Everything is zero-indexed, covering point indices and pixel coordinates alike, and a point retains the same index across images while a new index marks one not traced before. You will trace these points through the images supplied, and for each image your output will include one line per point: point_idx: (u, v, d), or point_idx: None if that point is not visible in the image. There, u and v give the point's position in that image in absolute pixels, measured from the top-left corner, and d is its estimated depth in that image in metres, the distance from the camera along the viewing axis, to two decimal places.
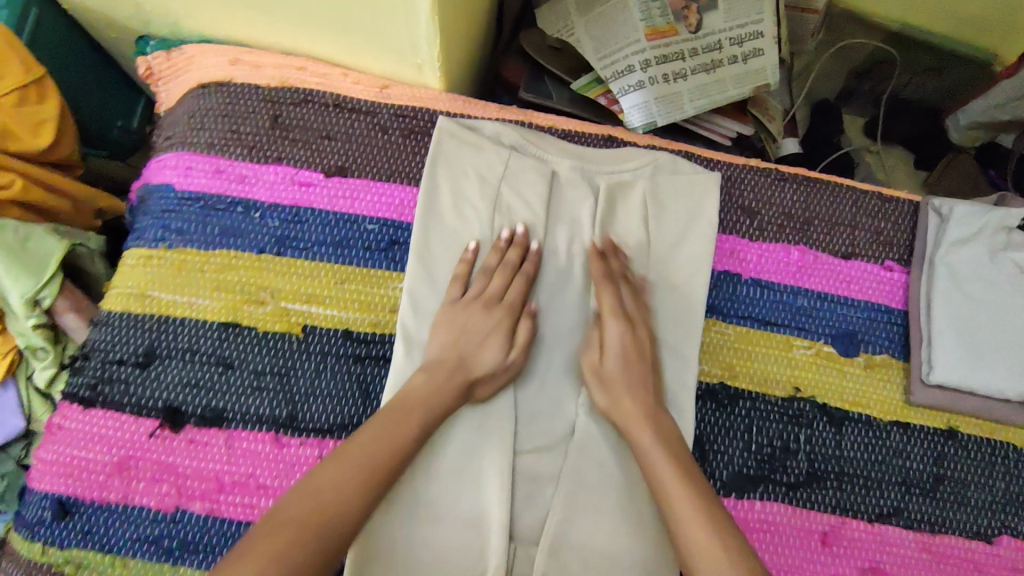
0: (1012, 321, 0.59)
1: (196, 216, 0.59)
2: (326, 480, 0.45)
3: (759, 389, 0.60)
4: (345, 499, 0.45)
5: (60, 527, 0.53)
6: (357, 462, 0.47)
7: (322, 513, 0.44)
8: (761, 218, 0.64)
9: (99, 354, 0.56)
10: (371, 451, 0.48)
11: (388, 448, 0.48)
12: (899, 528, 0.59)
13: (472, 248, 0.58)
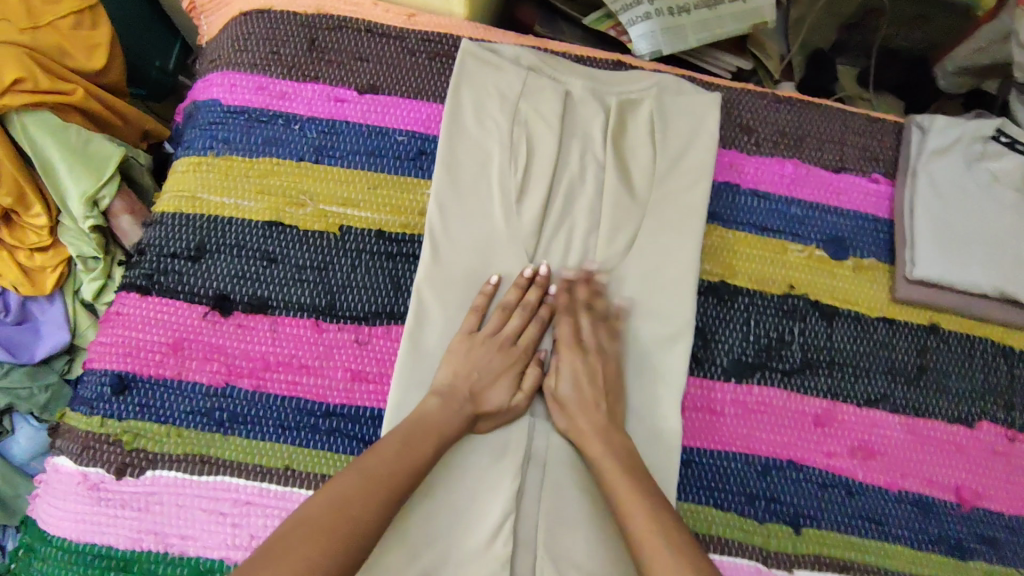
0: (986, 222, 0.65)
1: (241, 127, 0.65)
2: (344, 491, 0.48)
3: (756, 287, 0.66)
4: (361, 509, 0.48)
5: (118, 401, 0.58)
6: (371, 473, 0.50)
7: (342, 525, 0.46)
8: (758, 135, 0.69)
9: (154, 249, 0.61)
10: (385, 470, 0.51)
11: (403, 460, 0.52)
12: (885, 412, 0.64)
13: (494, 282, 0.61)
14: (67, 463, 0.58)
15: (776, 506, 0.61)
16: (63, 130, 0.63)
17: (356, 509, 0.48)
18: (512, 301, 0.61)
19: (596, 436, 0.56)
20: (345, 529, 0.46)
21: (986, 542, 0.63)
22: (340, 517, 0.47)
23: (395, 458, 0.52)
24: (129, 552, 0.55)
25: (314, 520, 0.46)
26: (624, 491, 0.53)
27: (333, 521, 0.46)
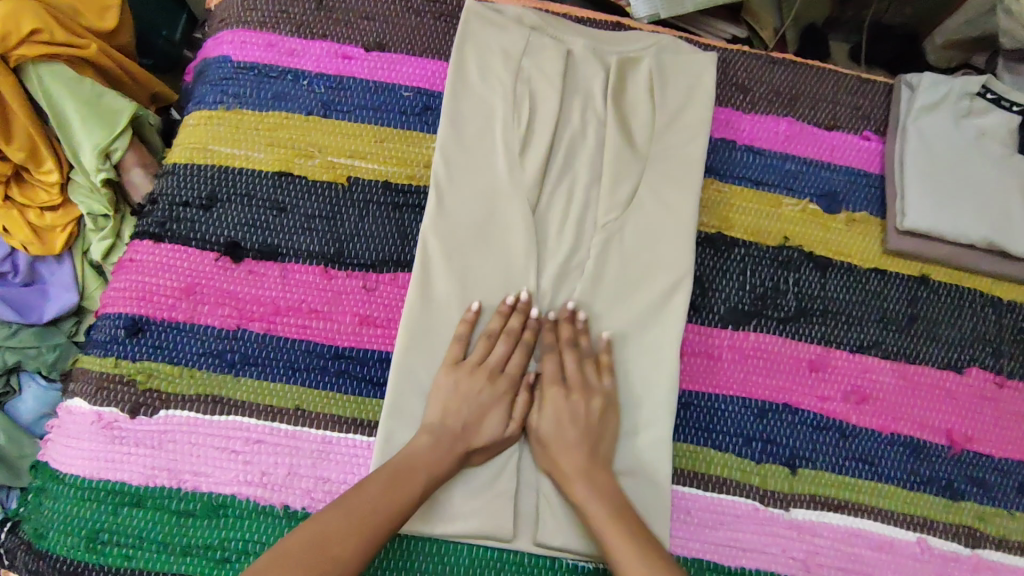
0: (973, 175, 0.67)
1: (251, 83, 0.66)
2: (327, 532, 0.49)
3: (752, 238, 0.68)
4: (348, 550, 0.48)
5: (133, 343, 0.60)
6: (354, 510, 0.50)
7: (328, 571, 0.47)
8: (753, 94, 0.72)
9: (167, 199, 0.63)
10: (370, 504, 0.51)
11: (392, 494, 0.52)
12: (878, 358, 0.66)
13: (476, 309, 0.60)
14: (80, 403, 0.59)
15: (771, 447, 0.63)
16: (78, 82, 0.65)
17: (343, 553, 0.48)
18: (496, 330, 0.60)
19: (571, 475, 0.56)
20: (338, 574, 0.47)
21: (976, 483, 0.65)
22: (326, 564, 0.47)
23: (384, 494, 0.52)
24: (142, 487, 0.57)
25: (293, 560, 0.47)
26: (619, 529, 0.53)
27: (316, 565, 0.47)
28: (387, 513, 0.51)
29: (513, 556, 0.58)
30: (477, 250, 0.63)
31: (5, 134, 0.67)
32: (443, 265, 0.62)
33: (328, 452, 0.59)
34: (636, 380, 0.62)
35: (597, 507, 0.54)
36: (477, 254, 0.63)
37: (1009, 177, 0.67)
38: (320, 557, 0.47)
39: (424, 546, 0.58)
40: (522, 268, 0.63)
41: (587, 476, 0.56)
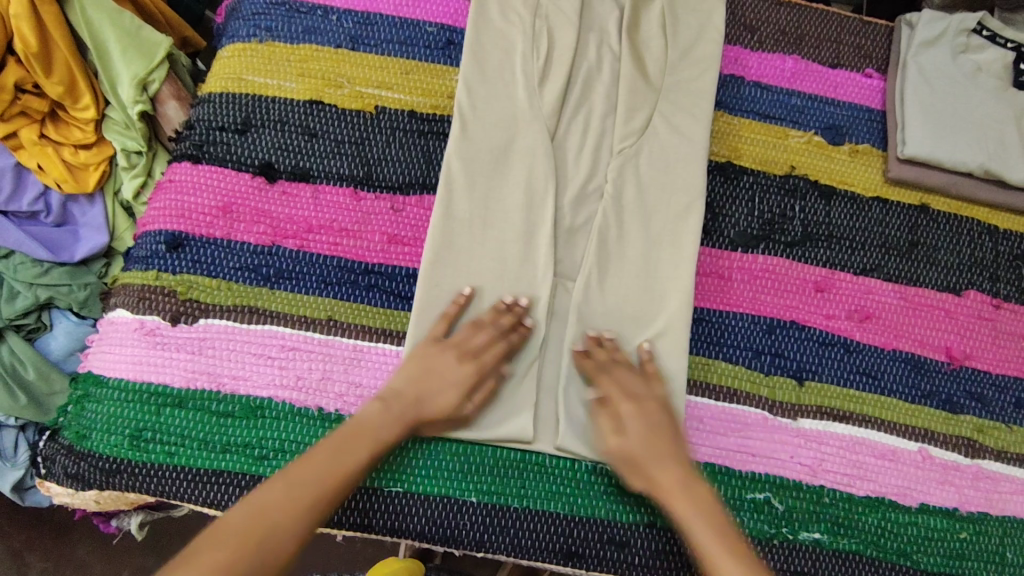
0: (970, 106, 0.70)
1: (282, 17, 0.70)
2: (264, 504, 0.49)
3: (760, 167, 0.71)
4: (296, 515, 0.50)
5: (173, 256, 0.63)
6: (300, 482, 0.51)
7: (261, 538, 0.48)
8: (761, 33, 0.75)
9: (203, 124, 0.66)
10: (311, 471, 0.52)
11: (338, 457, 0.53)
12: (881, 280, 0.69)
13: (466, 295, 0.61)
14: (123, 313, 0.62)
15: (779, 361, 0.66)
16: (118, 14, 0.70)
17: (279, 510, 0.49)
18: (486, 320, 0.61)
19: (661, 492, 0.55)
20: (281, 543, 0.49)
21: (975, 398, 0.68)
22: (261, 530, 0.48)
23: (328, 463, 0.53)
24: (184, 389, 0.60)
25: (227, 531, 0.48)
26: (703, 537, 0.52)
27: (252, 533, 0.48)
28: (330, 481, 0.52)
29: (534, 458, 0.61)
30: (498, 176, 0.66)
31: (46, 66, 0.69)
32: (467, 188, 0.65)
33: (360, 358, 0.62)
34: (649, 302, 0.64)
35: (705, 529, 0.53)
36: (498, 178, 0.66)
37: (1005, 109, 0.71)
38: (256, 520, 0.49)
39: (450, 449, 0.60)
40: (544, 189, 0.65)
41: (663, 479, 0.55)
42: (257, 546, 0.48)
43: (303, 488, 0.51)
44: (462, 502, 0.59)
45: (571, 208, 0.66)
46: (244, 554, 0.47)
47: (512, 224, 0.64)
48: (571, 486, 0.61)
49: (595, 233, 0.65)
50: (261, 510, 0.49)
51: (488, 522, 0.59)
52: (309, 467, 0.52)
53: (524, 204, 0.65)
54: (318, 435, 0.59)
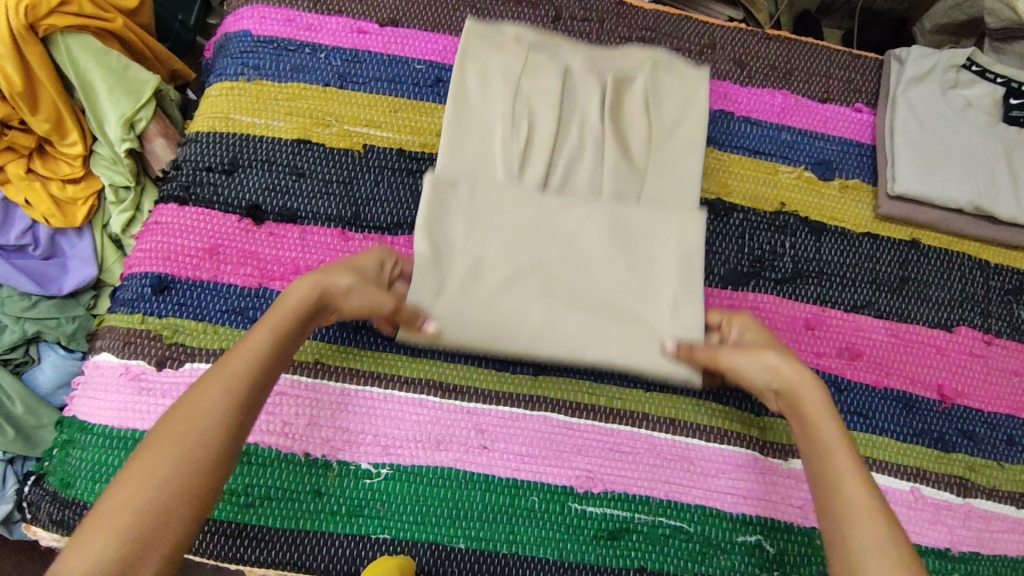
0: (960, 141, 0.70)
1: (270, 55, 0.69)
2: (184, 411, 0.46)
3: (750, 204, 0.71)
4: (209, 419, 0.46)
5: (159, 300, 0.62)
6: (223, 384, 0.48)
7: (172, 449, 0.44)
8: (750, 68, 0.75)
9: (190, 164, 0.66)
10: (226, 373, 0.48)
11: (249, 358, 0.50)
12: (871, 317, 0.69)
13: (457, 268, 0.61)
14: (108, 358, 0.61)
15: None
16: (104, 54, 0.69)
17: (204, 420, 0.46)
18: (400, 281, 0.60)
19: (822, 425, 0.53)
20: (203, 453, 0.45)
21: (966, 436, 0.68)
22: (181, 436, 0.45)
23: (244, 361, 0.50)
24: None
25: (154, 444, 0.44)
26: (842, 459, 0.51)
27: (188, 437, 0.45)
28: (245, 384, 0.48)
29: (524, 502, 0.60)
30: (482, 266, 0.62)
31: (32, 105, 0.69)
32: (450, 281, 0.61)
33: (348, 403, 0.61)
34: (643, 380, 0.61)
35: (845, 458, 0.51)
36: (477, 270, 0.62)
37: (995, 144, 0.71)
38: (187, 430, 0.45)
39: (438, 492, 0.60)
40: (528, 278, 0.62)
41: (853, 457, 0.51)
42: (181, 447, 0.44)
43: (215, 386, 0.47)
44: (451, 548, 0.59)
45: (558, 296, 0.62)
46: (167, 462, 0.44)
47: (501, 314, 0.61)
48: (560, 531, 0.60)
49: (581, 328, 0.61)
50: (176, 416, 0.46)
51: (476, 568, 0.59)
52: (230, 369, 0.48)
53: (510, 296, 0.61)
54: (305, 480, 0.59)
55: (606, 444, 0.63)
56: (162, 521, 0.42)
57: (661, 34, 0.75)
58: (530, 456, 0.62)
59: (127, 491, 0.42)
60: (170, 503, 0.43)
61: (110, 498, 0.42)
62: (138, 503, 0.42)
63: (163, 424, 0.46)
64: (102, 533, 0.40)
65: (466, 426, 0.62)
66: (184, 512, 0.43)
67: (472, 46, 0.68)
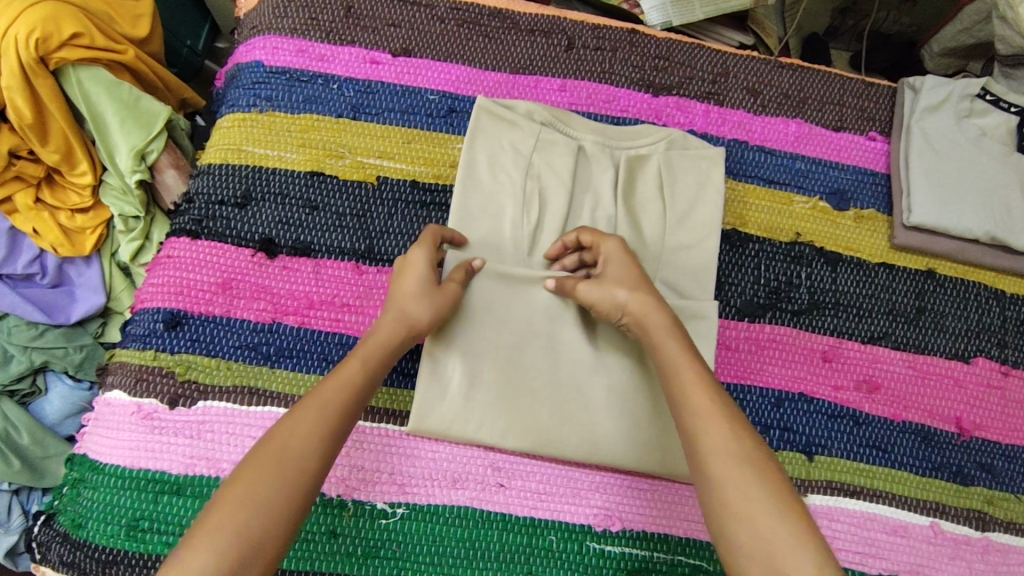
0: (975, 171, 0.70)
1: (282, 86, 0.69)
2: (273, 439, 0.45)
3: (766, 235, 0.70)
4: (302, 445, 0.45)
5: (171, 335, 0.62)
6: (321, 410, 0.47)
7: (272, 475, 0.43)
8: (763, 97, 0.75)
9: (202, 198, 0.66)
10: (315, 403, 0.47)
11: (338, 388, 0.48)
12: (888, 349, 0.69)
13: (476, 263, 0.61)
14: (120, 396, 0.61)
15: (789, 435, 0.65)
16: (116, 86, 0.69)
17: (295, 448, 0.45)
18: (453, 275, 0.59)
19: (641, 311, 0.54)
20: (302, 483, 0.44)
21: (985, 470, 0.67)
22: (277, 467, 0.44)
23: (338, 394, 0.48)
24: (182, 475, 0.58)
25: (247, 471, 0.43)
26: (678, 357, 0.50)
27: (283, 467, 0.44)
28: (335, 412, 0.47)
29: (542, 542, 0.60)
30: (493, 352, 0.61)
31: (42, 137, 0.69)
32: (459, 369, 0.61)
33: (363, 441, 0.60)
34: (659, 464, 0.61)
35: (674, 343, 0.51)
36: (484, 357, 0.61)
37: (1010, 174, 0.70)
38: (277, 456, 0.44)
39: (456, 533, 0.59)
40: (539, 369, 0.62)
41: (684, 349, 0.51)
42: (275, 474, 0.43)
43: (309, 416, 0.46)
44: None
45: (568, 388, 0.62)
46: (265, 493, 0.43)
47: (514, 400, 0.61)
48: (576, 570, 0.59)
49: (593, 414, 0.61)
50: (265, 444, 0.45)
51: None
52: (328, 399, 0.48)
53: (522, 381, 0.61)
54: (320, 521, 0.58)
55: (623, 481, 0.62)
56: (259, 547, 0.41)
57: (674, 63, 0.75)
58: (547, 494, 0.61)
59: (222, 517, 0.41)
60: (263, 531, 0.42)
61: (206, 522, 0.41)
62: (238, 527, 0.41)
63: (254, 453, 0.44)
64: (202, 553, 0.40)
65: (482, 463, 0.61)
66: (277, 542, 0.42)
67: (481, 114, 0.68)
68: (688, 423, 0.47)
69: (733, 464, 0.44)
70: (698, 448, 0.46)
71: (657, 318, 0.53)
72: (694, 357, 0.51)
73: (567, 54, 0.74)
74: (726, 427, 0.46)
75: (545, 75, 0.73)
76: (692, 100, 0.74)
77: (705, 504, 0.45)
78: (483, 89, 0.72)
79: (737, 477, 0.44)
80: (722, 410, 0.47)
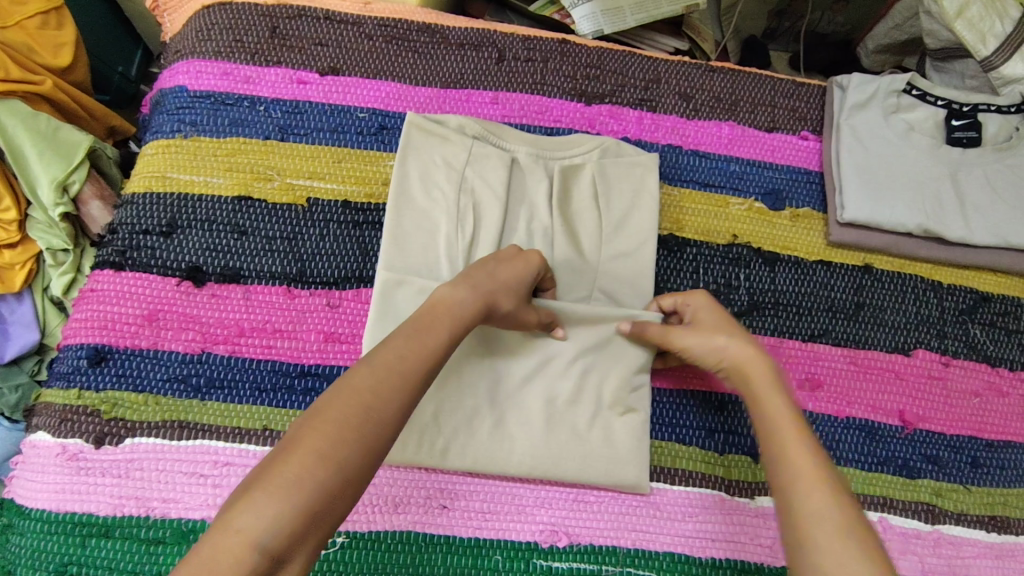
0: (905, 165, 0.71)
1: (207, 110, 0.68)
2: (356, 386, 0.42)
3: (702, 238, 0.71)
4: (388, 397, 0.43)
5: (96, 372, 0.60)
6: (406, 365, 0.45)
7: (360, 421, 0.41)
8: (695, 101, 0.75)
9: (126, 228, 0.64)
10: (397, 365, 0.44)
11: (418, 357, 0.46)
12: (829, 346, 0.69)
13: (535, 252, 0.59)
14: (44, 437, 0.58)
15: (733, 438, 0.65)
16: (32, 117, 0.67)
17: (377, 407, 0.42)
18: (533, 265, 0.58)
19: (745, 363, 0.54)
20: (382, 440, 0.42)
21: (931, 461, 0.67)
22: (365, 415, 0.41)
23: (422, 354, 0.46)
24: (110, 517, 0.56)
25: (327, 416, 0.40)
26: (777, 411, 0.50)
27: (367, 415, 0.41)
28: (416, 377, 0.45)
29: (488, 562, 0.59)
30: None
31: None
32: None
33: None
34: (606, 474, 0.61)
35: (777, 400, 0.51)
36: None
37: (940, 166, 0.71)
38: (358, 412, 0.41)
39: (401, 556, 0.58)
40: (478, 386, 0.61)
41: (790, 407, 0.50)
42: (363, 422, 0.41)
43: (391, 378, 0.43)
44: None
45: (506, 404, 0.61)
46: (349, 445, 0.40)
47: (453, 418, 0.60)
48: None
49: (537, 426, 0.61)
50: (342, 393, 0.42)
51: None
52: (411, 352, 0.45)
53: (460, 397, 0.60)
54: None
55: (570, 494, 0.61)
56: (328, 505, 0.38)
57: (606, 72, 0.75)
58: (491, 513, 0.60)
59: (301, 462, 0.38)
60: (338, 489, 0.39)
61: (286, 458, 0.38)
62: (323, 473, 0.38)
63: (336, 393, 0.42)
64: (279, 495, 0.37)
65: (425, 485, 0.60)
66: (347, 497, 0.40)
67: (409, 122, 0.68)
68: (788, 481, 0.45)
69: (831, 530, 0.41)
70: (797, 510, 0.43)
71: (761, 371, 0.53)
72: (797, 418, 0.49)
73: (498, 67, 0.73)
74: (822, 489, 0.44)
75: (476, 88, 0.73)
76: (624, 107, 0.74)
77: (795, 568, 0.42)
78: (414, 105, 0.71)
79: (835, 542, 0.41)
80: (826, 475, 0.45)
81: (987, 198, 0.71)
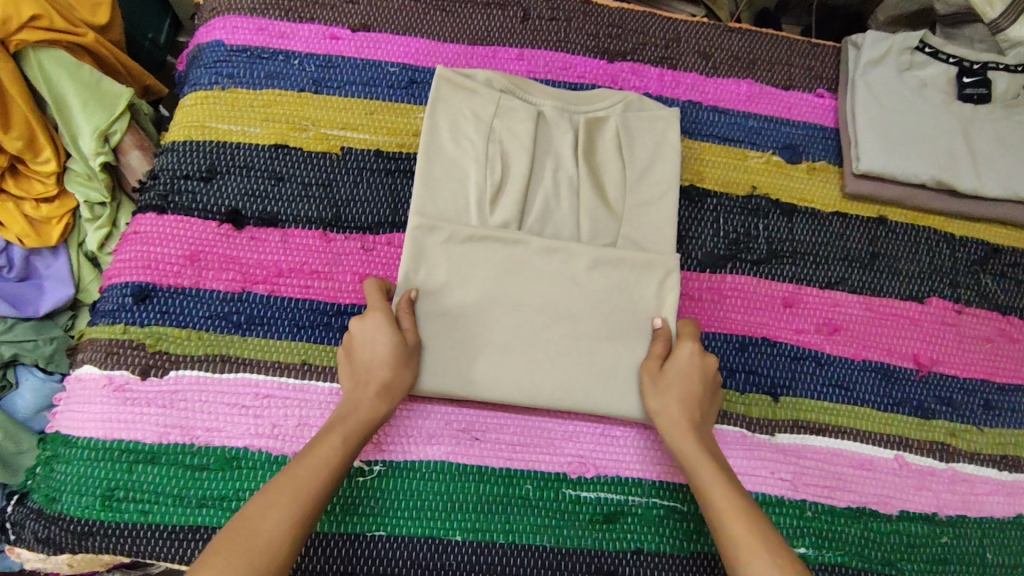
0: (918, 120, 0.73)
1: (244, 63, 0.70)
2: (246, 519, 0.47)
3: (723, 190, 0.73)
4: (269, 524, 0.47)
5: (140, 309, 0.62)
6: (299, 486, 0.49)
7: (248, 549, 0.45)
8: (714, 60, 0.78)
9: (168, 173, 0.66)
10: (290, 487, 0.49)
11: (312, 470, 0.51)
12: (846, 293, 0.71)
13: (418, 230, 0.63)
14: (90, 370, 0.60)
15: (754, 378, 0.67)
16: (77, 68, 0.70)
17: (262, 532, 0.46)
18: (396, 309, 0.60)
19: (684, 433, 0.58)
20: (265, 557, 0.46)
21: (946, 403, 0.69)
22: (252, 545, 0.46)
23: (317, 468, 0.51)
24: (156, 444, 0.58)
25: (222, 548, 0.45)
26: (722, 496, 0.53)
27: (251, 545, 0.46)
28: (304, 490, 0.49)
29: (519, 491, 0.61)
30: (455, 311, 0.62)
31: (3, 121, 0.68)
32: (428, 324, 0.62)
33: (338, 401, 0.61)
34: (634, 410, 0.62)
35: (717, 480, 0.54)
36: (455, 313, 0.62)
37: (952, 121, 0.74)
38: (248, 542, 0.46)
39: (436, 486, 0.60)
40: (507, 325, 0.63)
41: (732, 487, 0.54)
42: (247, 552, 0.45)
43: (283, 497, 0.48)
44: (448, 541, 0.59)
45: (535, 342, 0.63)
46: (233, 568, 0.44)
47: (484, 353, 0.62)
48: (556, 518, 0.61)
49: (565, 364, 0.63)
50: (240, 526, 0.47)
51: (475, 560, 0.59)
52: (308, 467, 0.51)
53: (491, 335, 0.62)
54: None
55: (597, 429, 0.64)
56: None
57: (628, 31, 0.77)
58: (521, 445, 0.62)
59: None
60: None
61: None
62: None
63: (227, 530, 0.47)
64: None
65: (458, 417, 0.62)
66: None
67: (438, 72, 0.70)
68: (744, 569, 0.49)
69: None
70: None
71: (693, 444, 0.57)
72: (747, 501, 0.53)
73: (523, 26, 0.76)
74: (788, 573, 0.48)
75: (502, 46, 0.75)
76: (646, 64, 0.76)
77: None
78: (443, 61, 0.73)
79: None
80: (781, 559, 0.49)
81: (998, 152, 0.73)
